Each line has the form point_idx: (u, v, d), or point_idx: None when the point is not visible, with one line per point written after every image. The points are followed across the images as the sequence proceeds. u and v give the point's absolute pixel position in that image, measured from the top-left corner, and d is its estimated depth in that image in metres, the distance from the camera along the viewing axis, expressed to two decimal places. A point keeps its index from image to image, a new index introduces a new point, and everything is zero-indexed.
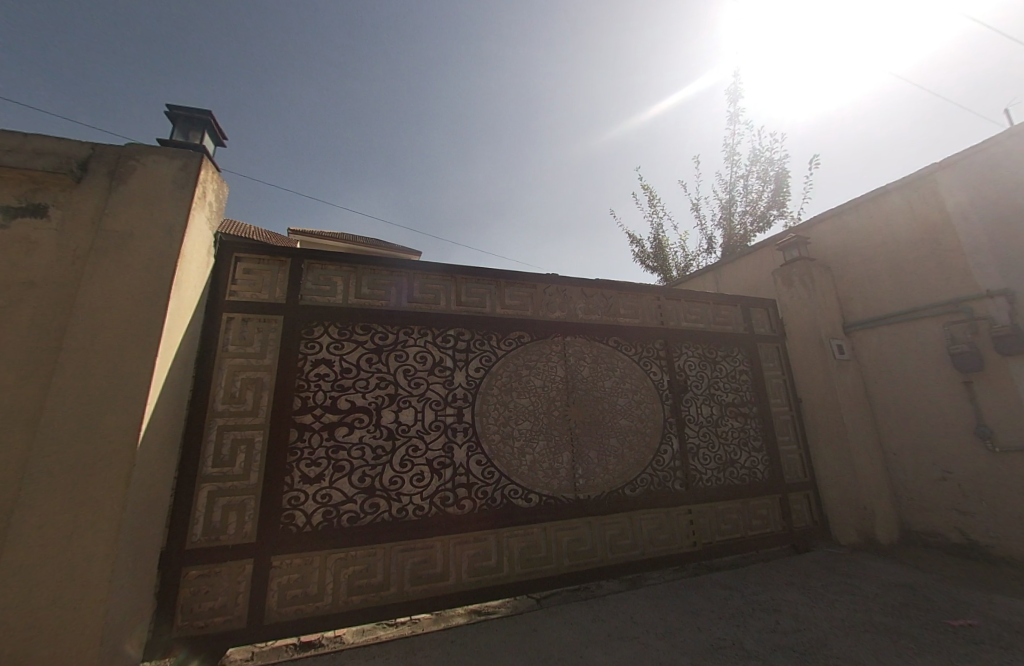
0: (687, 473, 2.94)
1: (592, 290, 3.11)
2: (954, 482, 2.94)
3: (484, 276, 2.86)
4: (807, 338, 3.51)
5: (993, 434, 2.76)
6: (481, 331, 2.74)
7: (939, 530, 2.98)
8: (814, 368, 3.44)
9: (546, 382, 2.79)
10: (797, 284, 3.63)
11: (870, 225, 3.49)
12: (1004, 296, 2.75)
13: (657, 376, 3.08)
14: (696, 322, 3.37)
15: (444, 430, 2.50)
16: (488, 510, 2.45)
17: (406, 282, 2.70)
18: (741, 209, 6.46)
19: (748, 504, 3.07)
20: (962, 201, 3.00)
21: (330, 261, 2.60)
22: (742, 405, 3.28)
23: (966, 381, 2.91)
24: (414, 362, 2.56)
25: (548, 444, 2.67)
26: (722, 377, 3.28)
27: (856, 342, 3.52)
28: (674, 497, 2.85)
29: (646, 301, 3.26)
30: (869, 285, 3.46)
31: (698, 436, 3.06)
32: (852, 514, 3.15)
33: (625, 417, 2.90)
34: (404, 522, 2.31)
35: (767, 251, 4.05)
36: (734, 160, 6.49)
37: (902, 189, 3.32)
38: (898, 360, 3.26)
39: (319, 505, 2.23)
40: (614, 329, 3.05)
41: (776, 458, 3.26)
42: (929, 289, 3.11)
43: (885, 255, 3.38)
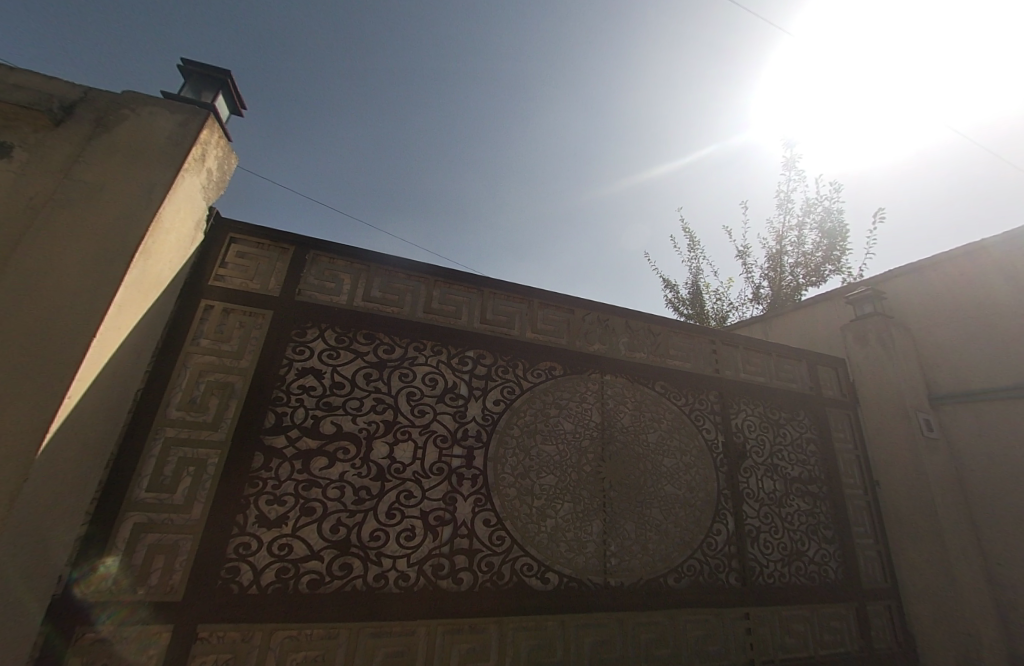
0: (744, 563, 2.33)
1: (639, 324, 2.66)
2: None
3: (515, 293, 2.44)
4: (886, 408, 2.96)
5: None
6: (505, 356, 2.27)
7: None
8: (897, 445, 2.86)
9: (578, 427, 2.28)
10: (874, 343, 3.13)
11: (962, 283, 3.01)
12: None
13: (710, 435, 2.54)
14: (757, 374, 2.86)
15: (447, 476, 1.98)
16: (492, 590, 1.87)
17: (423, 289, 2.28)
18: (792, 261, 6.11)
19: (819, 612, 2.42)
20: None
21: (340, 255, 2.21)
22: (810, 482, 2.70)
23: None
24: (421, 385, 2.09)
25: (576, 508, 2.12)
26: (785, 444, 2.73)
27: (947, 420, 2.95)
28: (729, 595, 2.23)
29: (700, 344, 2.78)
30: (962, 352, 2.93)
31: (757, 516, 2.47)
32: (953, 642, 2.45)
33: (671, 482, 2.35)
34: (382, 595, 1.75)
35: (832, 304, 3.59)
36: (786, 209, 6.18)
37: (1002, 243, 2.86)
38: (1006, 446, 2.67)
39: (274, 559, 1.70)
40: (662, 372, 2.56)
41: (851, 553, 2.62)
42: None
43: (983, 318, 2.87)
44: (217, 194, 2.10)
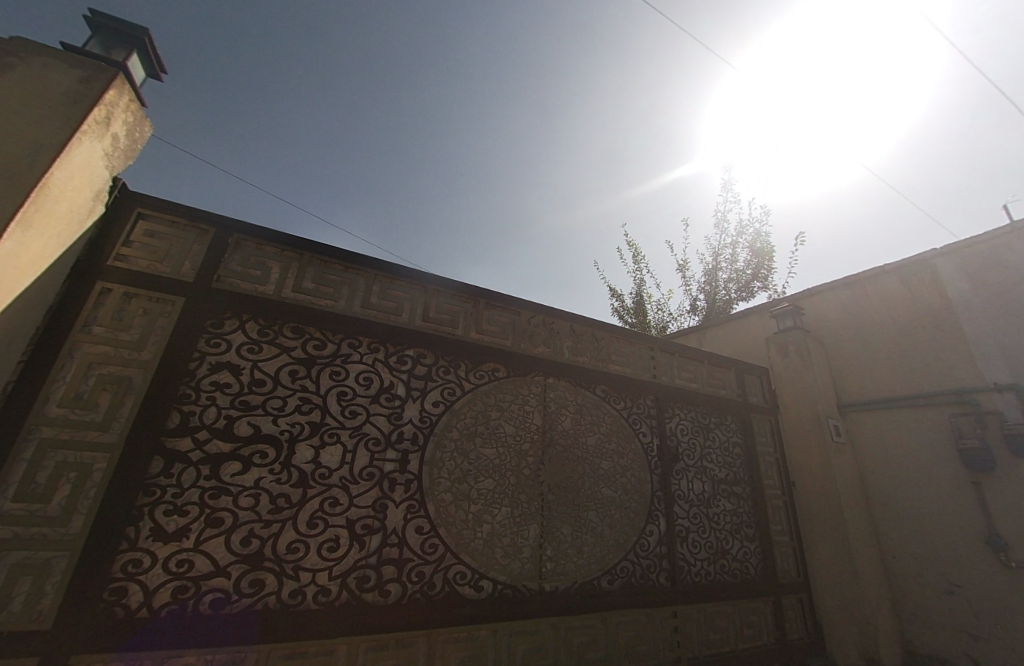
0: (674, 563, 2.41)
1: (583, 329, 2.70)
2: (963, 599, 2.57)
3: (460, 293, 2.38)
4: (802, 414, 3.22)
5: (1008, 546, 2.44)
6: (447, 357, 2.20)
7: (949, 658, 2.56)
8: (810, 449, 3.12)
9: (519, 430, 2.25)
10: (793, 354, 3.41)
11: (866, 303, 3.37)
12: (1014, 391, 2.57)
13: (646, 438, 2.62)
14: (691, 381, 3.01)
15: (378, 481, 1.87)
16: (421, 601, 1.79)
17: (362, 283, 2.16)
18: (726, 277, 6.57)
19: (740, 607, 2.55)
20: (964, 288, 2.89)
21: (269, 242, 2.04)
22: (734, 483, 2.86)
23: (974, 482, 2.63)
24: (353, 384, 1.97)
25: (513, 512, 2.09)
26: (714, 447, 2.88)
27: (851, 426, 3.27)
28: (659, 594, 2.29)
29: (640, 350, 2.87)
30: (865, 365, 3.27)
31: (687, 517, 2.58)
32: (853, 629, 2.68)
33: (608, 485, 2.38)
34: (298, 612, 1.61)
35: (758, 318, 3.88)
36: (722, 229, 6.65)
37: (898, 270, 3.22)
38: (898, 450, 2.99)
39: (170, 577, 1.50)
40: (603, 376, 2.61)
41: (769, 550, 2.81)
42: (931, 377, 2.92)
43: (882, 336, 3.22)
44: (124, 164, 1.84)
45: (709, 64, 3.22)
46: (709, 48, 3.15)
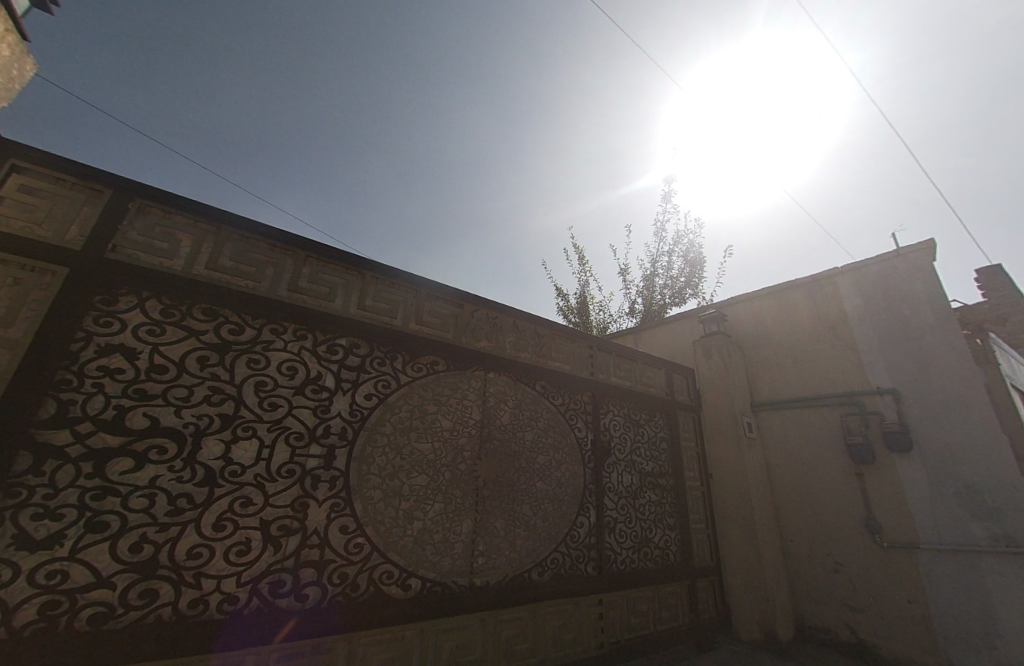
0: (601, 553, 2.51)
1: (525, 325, 2.71)
2: (844, 575, 2.94)
3: (401, 281, 2.28)
4: (721, 412, 3.50)
5: (880, 528, 2.83)
6: (382, 347, 2.10)
7: (830, 627, 2.92)
8: (726, 444, 3.40)
9: (457, 424, 2.21)
10: (716, 357, 3.68)
11: (779, 313, 3.72)
12: (892, 394, 2.97)
13: (582, 433, 2.70)
14: (625, 379, 3.14)
15: (299, 478, 1.74)
16: (342, 604, 1.69)
17: (290, 265, 1.99)
18: (662, 283, 6.97)
19: (660, 591, 2.72)
20: (858, 303, 3.29)
21: (181, 211, 1.81)
22: (660, 475, 3.04)
23: (857, 473, 3.02)
24: (275, 374, 1.81)
25: (446, 508, 2.04)
26: (643, 442, 3.04)
27: (761, 423, 3.61)
28: (586, 583, 2.38)
29: (579, 348, 2.94)
30: (776, 369, 3.62)
31: (616, 508, 2.69)
32: (755, 607, 2.97)
33: (543, 479, 2.42)
34: (199, 623, 1.46)
35: (688, 322, 4.16)
36: (660, 237, 7.04)
37: (807, 284, 3.60)
38: (799, 444, 3.35)
39: (36, 593, 1.28)
40: (543, 373, 2.64)
41: (687, 537, 3.02)
42: (828, 380, 3.30)
43: (791, 342, 3.59)
44: None
45: (657, 78, 3.35)
46: (657, 63, 3.28)
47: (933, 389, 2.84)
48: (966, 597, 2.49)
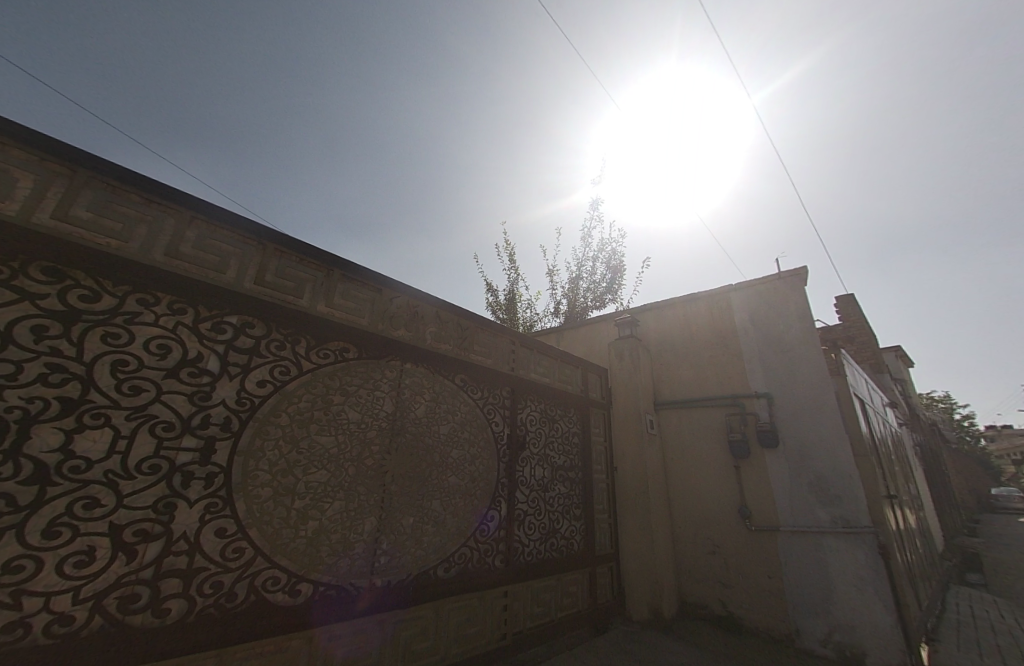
0: (509, 546, 2.53)
1: (448, 316, 2.62)
2: (720, 556, 3.33)
3: (311, 258, 2.05)
4: (629, 410, 3.75)
5: (750, 513, 3.25)
6: (282, 329, 1.88)
7: (706, 603, 3.29)
8: (631, 439, 3.65)
9: (365, 417, 2.07)
10: (627, 358, 3.93)
11: (684, 321, 4.08)
12: (766, 398, 3.42)
13: (498, 428, 2.70)
14: (544, 376, 3.21)
15: (166, 475, 1.49)
16: (215, 616, 1.49)
17: (170, 225, 1.68)
18: (585, 286, 7.30)
19: (563, 580, 2.83)
20: (746, 317, 3.72)
21: (15, 140, 1.42)
22: (570, 469, 3.17)
23: (735, 465, 3.42)
24: (140, 353, 1.53)
25: (348, 506, 1.90)
26: (556, 437, 3.14)
27: (662, 420, 3.93)
28: (492, 577, 2.38)
29: (501, 343, 2.93)
30: (677, 372, 3.97)
31: (527, 502, 2.74)
32: (646, 589, 3.23)
33: (455, 474, 2.37)
34: (15, 652, 1.19)
35: (606, 325, 4.39)
36: (587, 243, 7.36)
37: (708, 297, 3.98)
38: (691, 441, 3.71)
39: None
40: (463, 366, 2.58)
41: (591, 527, 3.19)
42: (718, 384, 3.70)
43: (691, 349, 3.96)
44: None
45: (593, 87, 3.45)
46: (595, 72, 3.37)
47: (797, 394, 3.32)
48: (809, 569, 2.96)
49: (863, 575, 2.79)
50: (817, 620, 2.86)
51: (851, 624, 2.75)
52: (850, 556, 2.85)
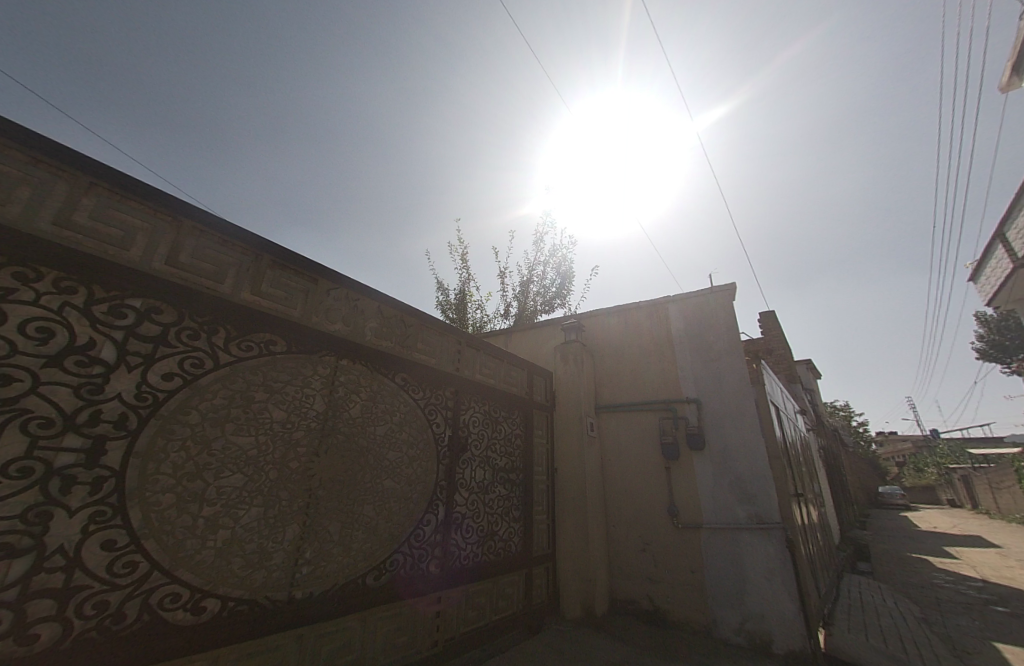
0: (445, 551, 2.47)
1: (391, 312, 2.51)
2: (649, 553, 3.48)
3: (236, 240, 1.87)
4: (571, 412, 3.83)
5: (678, 512, 3.43)
6: (197, 318, 1.70)
7: (635, 599, 3.43)
8: (571, 442, 3.73)
9: (292, 416, 1.92)
10: (572, 362, 4.02)
11: (626, 328, 4.25)
12: (696, 403, 3.64)
13: (439, 429, 2.63)
14: (489, 377, 3.19)
15: (39, 480, 1.28)
16: (96, 640, 1.31)
17: (61, 190, 1.45)
18: (535, 290, 7.40)
19: (499, 583, 2.82)
20: (682, 326, 3.94)
21: None
22: (511, 471, 3.17)
23: (667, 467, 3.61)
24: (13, 337, 1.31)
25: (266, 513, 1.75)
26: (499, 439, 3.12)
27: (602, 423, 4.06)
28: (425, 583, 2.31)
29: (447, 342, 2.87)
30: (618, 377, 4.13)
31: (465, 505, 2.69)
32: (579, 588, 3.30)
33: (391, 477, 2.28)
34: None
35: (553, 328, 4.47)
36: (539, 247, 7.47)
37: (649, 306, 4.18)
38: (628, 443, 3.86)
39: None
40: (404, 364, 2.49)
41: (529, 529, 3.21)
42: (654, 389, 3.89)
43: (631, 355, 4.13)
44: None
45: None
46: None
47: (723, 400, 3.56)
48: (727, 564, 3.18)
49: (773, 567, 3.04)
50: (732, 611, 3.07)
51: (760, 613, 2.98)
52: (762, 550, 3.10)
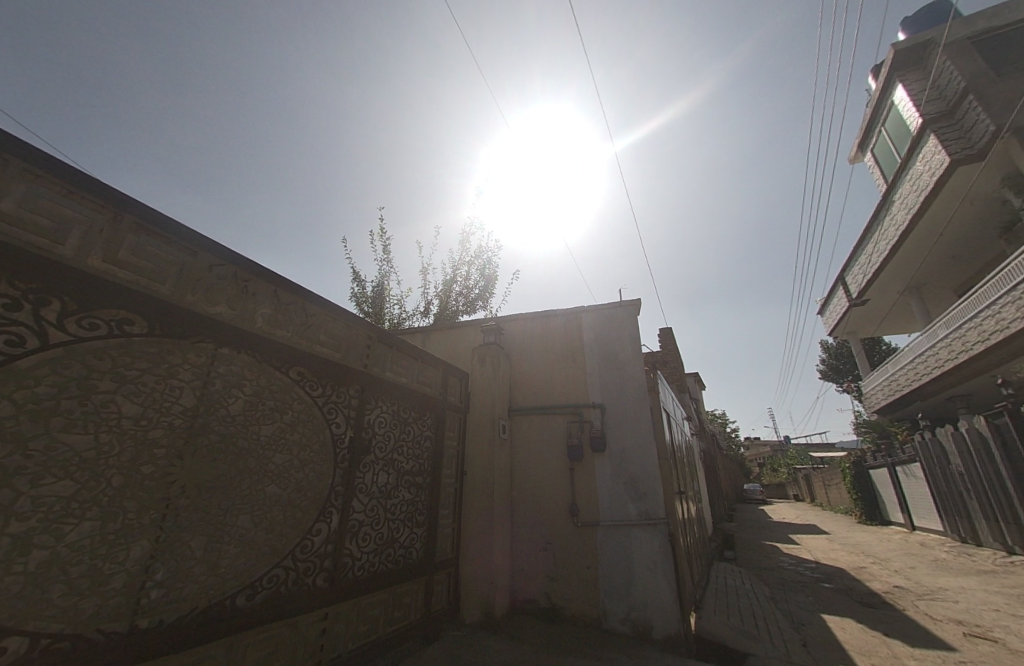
0: (336, 562, 2.28)
1: (290, 299, 2.26)
2: (550, 552, 3.59)
3: (87, 194, 1.54)
4: (484, 414, 3.82)
5: (579, 512, 3.60)
6: (19, 283, 1.35)
7: (534, 598, 3.51)
8: (482, 444, 3.71)
9: (148, 411, 1.62)
10: (488, 364, 4.02)
11: (543, 334, 4.37)
12: (601, 408, 3.86)
13: (338, 430, 2.43)
14: (400, 376, 3.03)
15: None
16: None
17: None
18: (458, 290, 7.32)
19: (396, 592, 2.68)
20: (593, 335, 4.17)
21: None
22: (417, 474, 3.05)
23: (571, 468, 3.77)
24: None
25: (104, 528, 1.46)
26: (406, 441, 2.99)
27: (514, 426, 4.11)
28: (310, 598, 2.11)
29: (355, 337, 2.67)
30: (532, 381, 4.22)
31: (363, 511, 2.52)
32: (481, 591, 3.29)
33: (276, 483, 2.04)
34: None
35: (472, 330, 4.43)
36: (464, 248, 7.42)
37: (564, 314, 4.35)
38: (537, 445, 3.96)
39: None
40: (302, 357, 2.25)
41: (433, 534, 3.11)
42: (565, 394, 4.05)
43: (546, 360, 4.26)
44: None
45: None
46: None
47: (624, 405, 3.83)
48: (619, 559, 3.40)
49: (656, 560, 3.33)
50: (620, 603, 3.29)
51: (644, 603, 3.24)
52: (649, 544, 3.38)
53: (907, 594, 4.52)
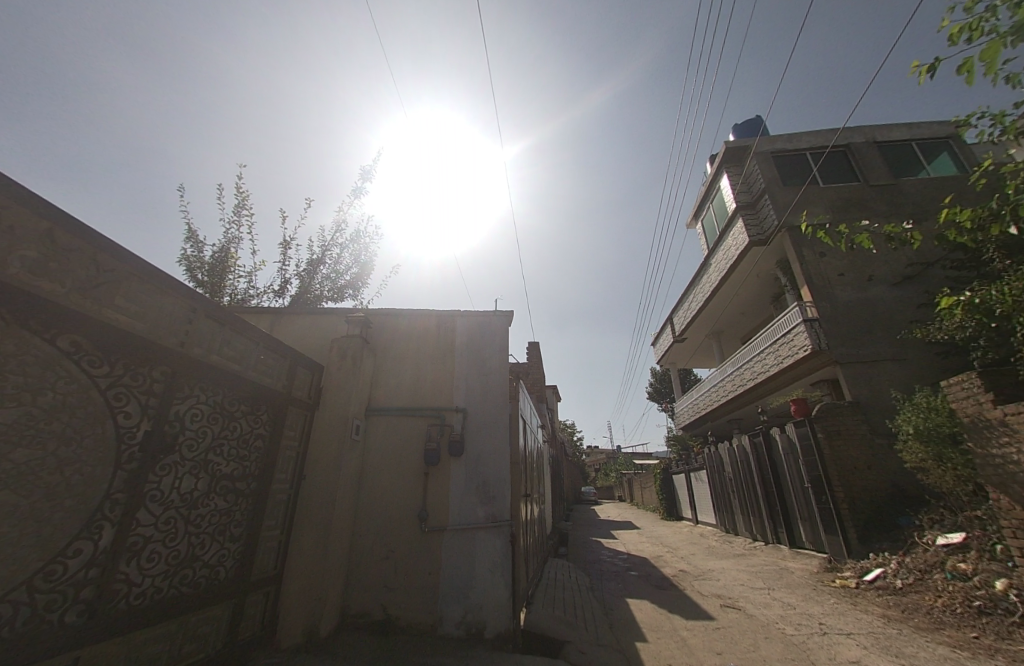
0: (103, 590, 1.77)
1: (76, 246, 1.71)
2: (391, 560, 3.42)
3: None
4: (335, 412, 3.46)
5: (427, 517, 3.51)
6: None
7: (367, 611, 3.28)
8: (329, 444, 3.35)
9: None
10: (348, 357, 3.68)
11: (413, 333, 4.20)
12: (463, 412, 3.87)
13: (129, 421, 1.91)
14: (233, 361, 2.55)
15: None
16: None
17: None
18: (324, 273, 6.60)
19: (190, 621, 2.20)
20: (464, 340, 4.18)
21: None
22: (239, 478, 2.58)
23: (425, 472, 3.67)
24: None
25: None
26: (230, 438, 2.51)
27: (369, 427, 3.82)
28: (53, 642, 1.58)
29: (173, 308, 2.14)
30: (396, 380, 4.01)
31: (153, 523, 2.01)
32: (305, 609, 2.93)
33: (10, 489, 1.50)
34: None
35: (333, 318, 4.00)
36: (338, 228, 6.75)
37: (438, 315, 4.26)
38: (392, 448, 3.76)
39: None
40: (83, 324, 1.71)
41: (252, 547, 2.66)
42: (429, 396, 3.95)
43: (413, 360, 4.10)
44: None
45: None
46: None
47: (485, 411, 3.92)
48: (461, 562, 3.42)
49: (496, 560, 3.46)
50: (457, 606, 3.31)
51: (480, 604, 3.32)
52: (491, 546, 3.49)
53: (687, 576, 5.62)
